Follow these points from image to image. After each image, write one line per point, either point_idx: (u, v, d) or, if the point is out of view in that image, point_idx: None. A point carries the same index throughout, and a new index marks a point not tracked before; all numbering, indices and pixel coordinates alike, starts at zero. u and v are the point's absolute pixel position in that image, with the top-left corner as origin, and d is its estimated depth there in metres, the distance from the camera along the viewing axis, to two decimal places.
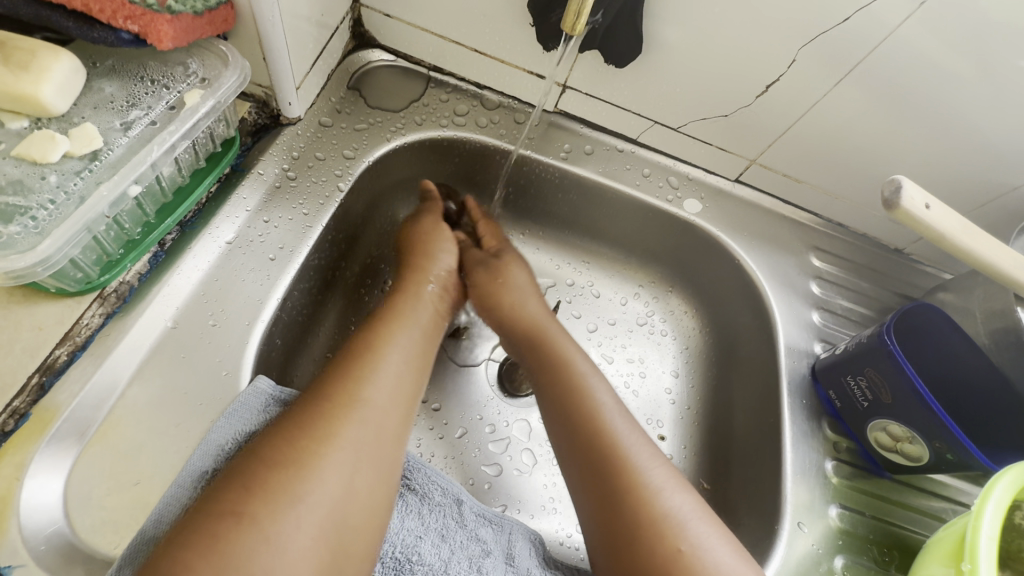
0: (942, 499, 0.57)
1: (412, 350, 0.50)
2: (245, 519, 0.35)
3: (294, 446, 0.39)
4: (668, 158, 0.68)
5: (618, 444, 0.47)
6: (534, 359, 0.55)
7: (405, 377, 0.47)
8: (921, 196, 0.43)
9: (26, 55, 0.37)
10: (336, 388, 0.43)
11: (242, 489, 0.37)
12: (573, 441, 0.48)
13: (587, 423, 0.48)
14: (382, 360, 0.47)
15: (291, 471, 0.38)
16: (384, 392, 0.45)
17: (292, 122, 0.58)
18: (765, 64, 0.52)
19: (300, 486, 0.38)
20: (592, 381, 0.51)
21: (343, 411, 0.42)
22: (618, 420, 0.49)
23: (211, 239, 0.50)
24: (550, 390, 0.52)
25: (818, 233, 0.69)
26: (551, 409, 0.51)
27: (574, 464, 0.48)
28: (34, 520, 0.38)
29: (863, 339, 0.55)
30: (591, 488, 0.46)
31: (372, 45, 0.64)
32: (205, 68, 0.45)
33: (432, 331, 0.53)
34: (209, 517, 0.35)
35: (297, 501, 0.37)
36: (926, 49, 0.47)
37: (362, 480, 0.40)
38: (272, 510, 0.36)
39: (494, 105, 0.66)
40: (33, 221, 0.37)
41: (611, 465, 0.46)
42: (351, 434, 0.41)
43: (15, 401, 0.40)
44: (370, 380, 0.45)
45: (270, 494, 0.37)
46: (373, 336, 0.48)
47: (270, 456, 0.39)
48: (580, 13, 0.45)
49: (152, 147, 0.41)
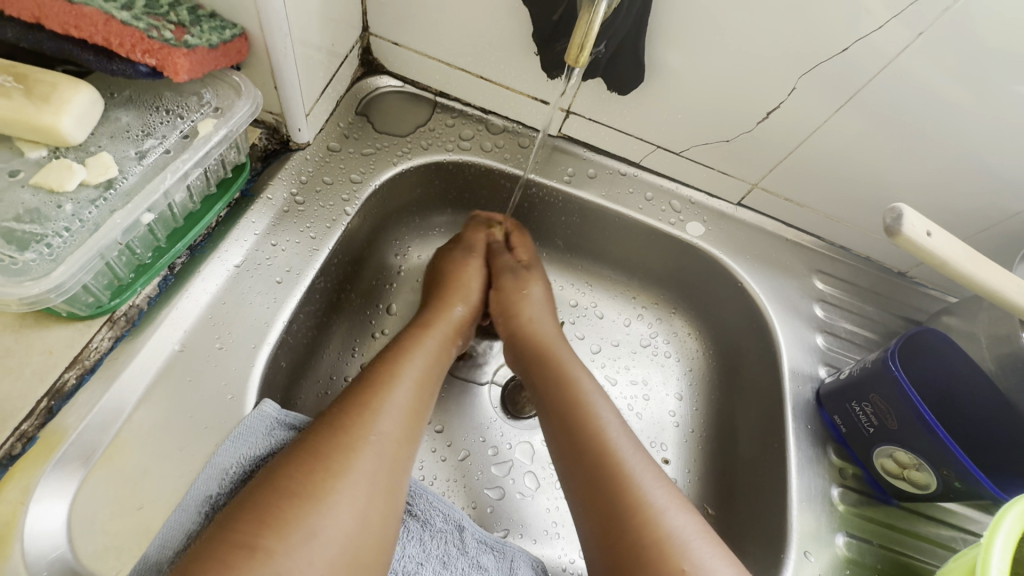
0: (951, 527, 0.56)
1: (421, 383, 0.50)
2: (256, 551, 0.36)
3: (310, 476, 0.40)
4: (670, 182, 0.69)
5: (619, 462, 0.47)
6: (540, 375, 0.56)
7: (417, 411, 0.48)
8: (921, 223, 0.44)
9: (47, 88, 0.38)
10: (352, 419, 0.44)
11: (250, 517, 0.37)
12: (576, 456, 0.49)
13: (590, 442, 0.49)
14: (393, 387, 0.47)
15: (307, 504, 0.38)
16: (395, 422, 0.45)
17: (301, 147, 0.59)
18: (765, 92, 0.53)
19: (314, 519, 0.38)
20: (597, 401, 0.52)
21: (356, 442, 0.42)
22: (623, 441, 0.49)
23: (219, 263, 0.51)
24: (555, 403, 0.53)
25: (820, 256, 0.69)
26: (555, 424, 0.52)
27: (576, 478, 0.48)
28: (38, 545, 0.38)
29: (867, 364, 0.55)
30: (591, 504, 0.46)
31: (380, 72, 0.66)
32: (219, 98, 0.46)
33: (438, 360, 0.53)
34: (220, 549, 0.35)
35: (311, 534, 0.37)
36: (923, 77, 0.48)
37: (374, 514, 0.41)
38: (286, 544, 0.36)
39: (499, 130, 0.67)
40: (49, 248, 0.38)
41: (613, 481, 0.46)
42: (364, 465, 0.42)
43: (24, 424, 0.41)
44: (381, 410, 0.45)
45: (284, 527, 0.37)
46: (388, 363, 0.50)
47: (284, 487, 0.39)
48: (584, 46, 0.46)
49: (165, 175, 0.42)
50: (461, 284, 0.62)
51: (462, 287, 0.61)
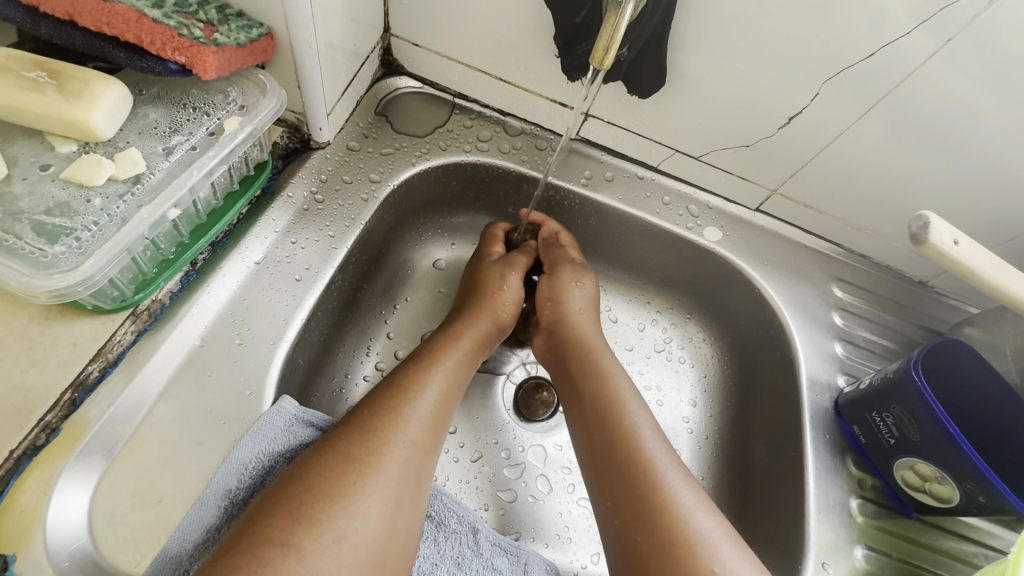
0: (973, 542, 0.55)
1: (449, 387, 0.50)
2: (293, 549, 0.36)
3: (339, 476, 0.40)
4: (687, 186, 0.68)
5: (649, 463, 0.47)
6: (570, 373, 0.56)
7: (442, 413, 0.48)
8: (949, 232, 0.43)
9: (79, 84, 0.39)
10: (380, 420, 0.44)
11: (286, 513, 0.37)
12: (603, 457, 0.49)
13: (619, 443, 0.48)
14: (421, 390, 0.47)
15: (336, 503, 0.38)
16: (422, 423, 0.45)
17: (321, 146, 0.59)
18: (787, 99, 0.53)
19: (343, 519, 0.38)
20: (627, 401, 0.51)
21: (385, 444, 0.43)
22: (653, 442, 0.48)
23: (240, 260, 0.51)
24: (584, 402, 0.53)
25: (839, 263, 0.68)
26: (583, 426, 0.52)
27: (602, 474, 0.48)
28: (60, 536, 0.39)
29: (888, 373, 0.54)
30: (619, 504, 0.46)
31: (400, 73, 0.66)
32: (244, 96, 0.47)
33: (467, 369, 0.54)
34: (255, 545, 0.35)
35: (340, 535, 0.37)
36: (953, 83, 0.47)
37: (401, 518, 0.41)
38: (316, 543, 0.36)
39: (517, 132, 0.67)
40: (77, 241, 0.38)
41: (643, 480, 0.46)
42: (393, 468, 0.42)
43: (48, 415, 0.41)
44: (410, 412, 0.45)
45: (317, 527, 0.37)
46: (416, 368, 0.50)
47: (315, 486, 0.39)
48: (609, 48, 0.46)
49: (191, 172, 0.42)
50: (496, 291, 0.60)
51: (495, 302, 0.59)
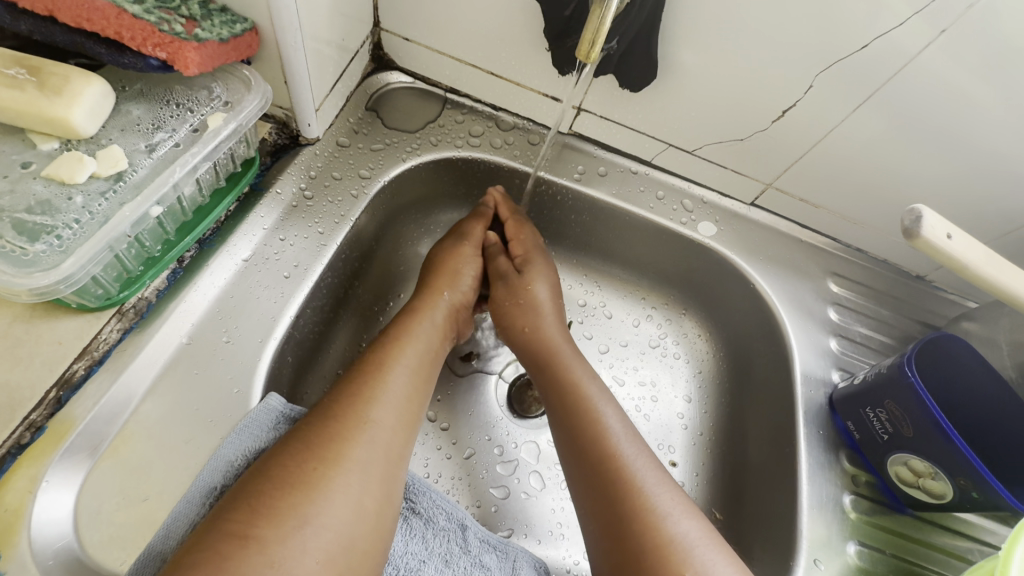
0: (968, 538, 0.55)
1: (415, 373, 0.49)
2: (252, 541, 0.36)
3: (301, 465, 0.40)
4: (682, 181, 0.68)
5: (626, 467, 0.46)
6: (549, 370, 0.56)
7: (411, 398, 0.48)
8: (941, 225, 0.42)
9: (59, 80, 0.39)
10: (347, 408, 0.44)
11: (251, 507, 0.37)
12: (581, 458, 0.49)
13: (597, 445, 0.48)
14: (387, 379, 0.47)
15: (299, 492, 0.38)
16: (390, 411, 0.45)
17: (311, 142, 0.59)
18: (780, 91, 0.52)
19: (307, 507, 0.38)
20: (602, 404, 0.51)
21: (351, 432, 0.42)
22: (630, 445, 0.48)
23: (228, 257, 0.51)
24: (563, 402, 0.52)
25: (835, 258, 0.67)
26: (561, 427, 0.51)
27: (581, 477, 0.48)
28: (44, 534, 0.39)
29: (882, 368, 0.54)
30: (598, 508, 0.46)
31: (391, 68, 0.66)
32: (229, 92, 0.46)
33: (433, 355, 0.53)
34: (219, 541, 0.35)
35: (304, 521, 0.37)
36: (949, 74, 0.46)
37: (369, 501, 0.41)
38: (279, 531, 0.36)
39: (509, 127, 0.67)
40: (59, 239, 0.38)
41: (620, 483, 0.45)
42: (359, 455, 0.42)
43: (33, 414, 0.41)
44: (376, 400, 0.45)
45: (279, 517, 0.37)
46: (381, 355, 0.49)
47: (277, 476, 0.39)
48: (595, 41, 0.45)
49: (174, 169, 0.42)
50: (454, 269, 0.60)
51: (452, 276, 0.59)
